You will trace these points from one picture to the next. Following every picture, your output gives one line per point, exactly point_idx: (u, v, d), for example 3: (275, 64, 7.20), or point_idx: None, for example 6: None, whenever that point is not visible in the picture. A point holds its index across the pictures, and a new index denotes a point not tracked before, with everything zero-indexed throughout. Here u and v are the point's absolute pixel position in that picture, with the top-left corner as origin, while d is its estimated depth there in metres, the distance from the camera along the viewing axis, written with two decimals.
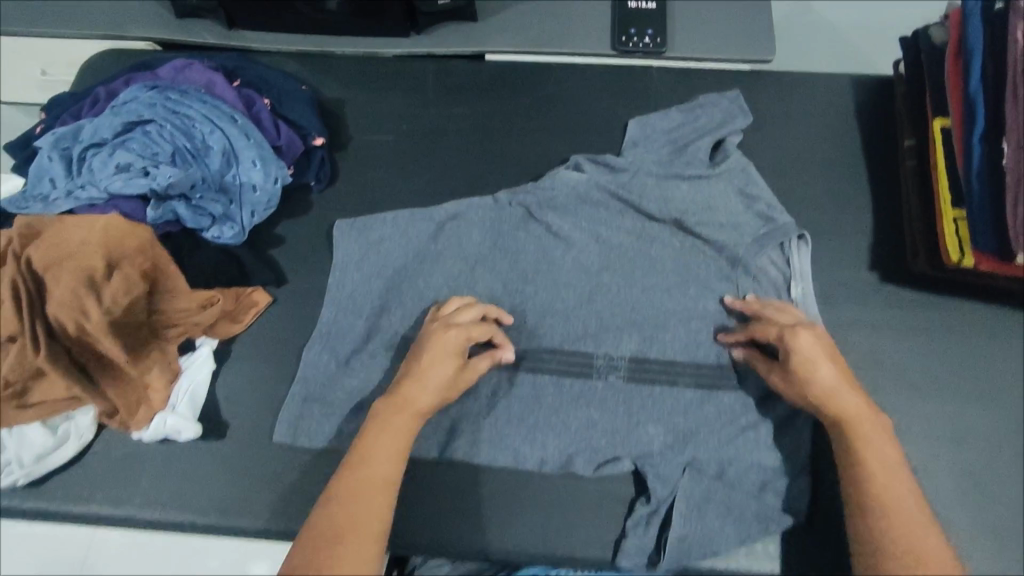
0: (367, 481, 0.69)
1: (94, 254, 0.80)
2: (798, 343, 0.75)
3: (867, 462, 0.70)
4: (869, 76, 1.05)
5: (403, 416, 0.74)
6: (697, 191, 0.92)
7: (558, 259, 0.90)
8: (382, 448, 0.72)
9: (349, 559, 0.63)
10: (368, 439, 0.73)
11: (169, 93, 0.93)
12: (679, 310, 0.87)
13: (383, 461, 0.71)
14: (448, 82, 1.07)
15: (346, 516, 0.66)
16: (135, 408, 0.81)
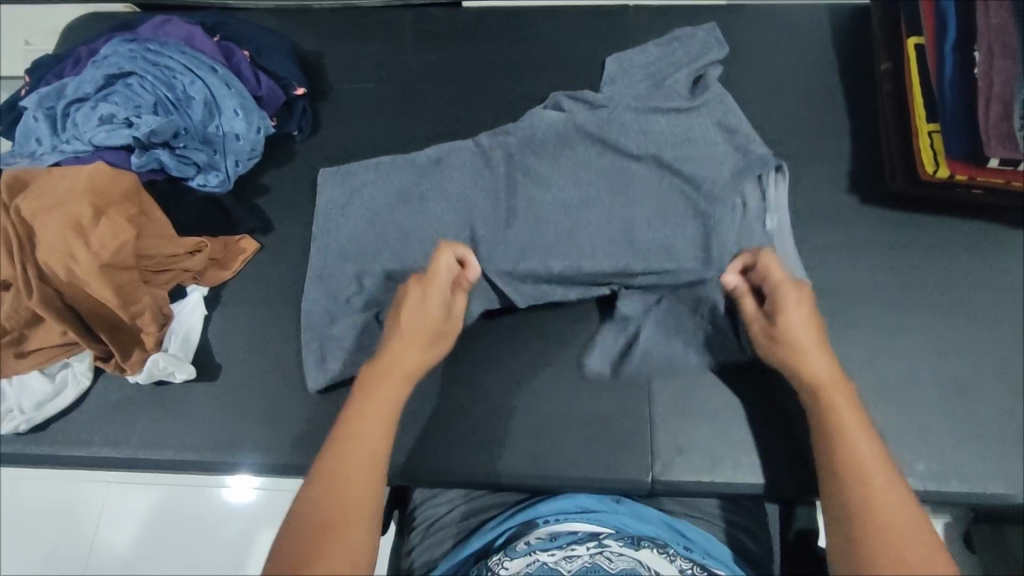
0: (355, 456, 0.66)
1: (80, 200, 0.81)
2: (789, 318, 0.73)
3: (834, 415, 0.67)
4: (844, 5, 1.05)
5: (390, 383, 0.72)
6: (675, 126, 0.91)
7: (536, 199, 0.89)
8: (371, 418, 0.69)
9: (343, 541, 0.61)
10: (357, 410, 0.70)
11: (149, 47, 0.95)
12: (657, 246, 0.85)
13: (371, 433, 0.68)
14: (426, 30, 1.07)
15: (339, 495, 0.63)
16: (129, 351, 0.83)
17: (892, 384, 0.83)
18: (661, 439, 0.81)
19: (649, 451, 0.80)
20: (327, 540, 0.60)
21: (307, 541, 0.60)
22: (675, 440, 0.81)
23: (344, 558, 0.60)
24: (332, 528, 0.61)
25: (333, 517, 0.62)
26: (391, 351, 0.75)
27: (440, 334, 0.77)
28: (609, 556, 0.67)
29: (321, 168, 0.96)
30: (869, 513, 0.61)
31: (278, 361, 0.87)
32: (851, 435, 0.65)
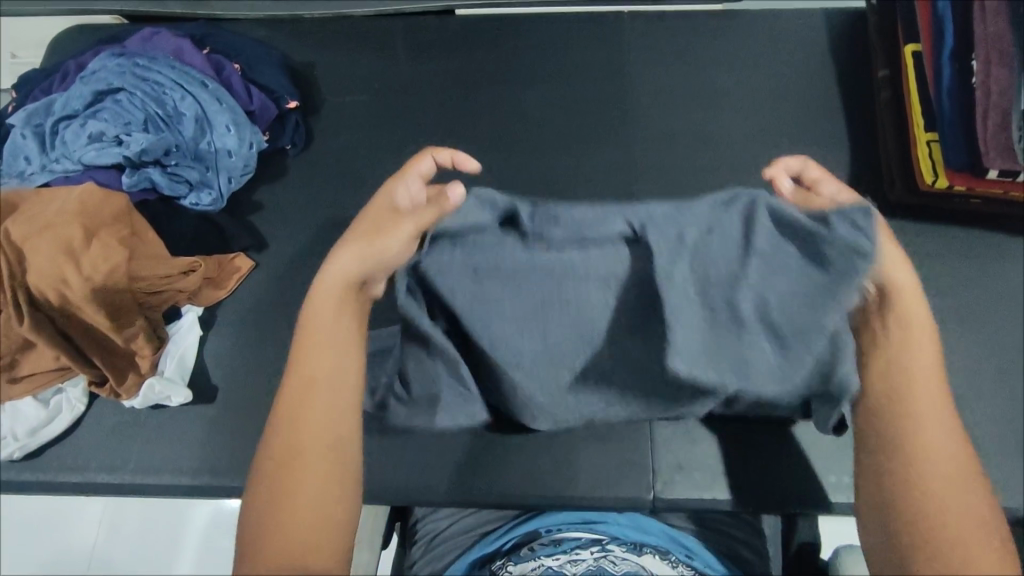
0: (308, 382, 0.65)
1: (71, 222, 0.79)
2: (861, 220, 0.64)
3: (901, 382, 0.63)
4: (840, 10, 1.04)
5: (325, 294, 0.68)
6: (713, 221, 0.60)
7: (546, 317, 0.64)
8: (315, 342, 0.67)
9: (308, 475, 0.61)
10: (303, 336, 0.68)
11: (137, 61, 0.93)
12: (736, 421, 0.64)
13: (317, 360, 0.66)
14: (418, 39, 1.06)
15: (297, 430, 0.63)
16: (124, 375, 0.82)
17: None
18: (661, 455, 0.81)
19: (648, 469, 0.80)
20: (293, 476, 0.61)
21: (272, 484, 0.61)
22: (675, 457, 0.80)
23: (308, 495, 0.60)
24: (292, 463, 0.61)
25: (295, 453, 0.62)
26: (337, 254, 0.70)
27: (393, 229, 0.68)
28: (613, 560, 0.75)
29: None
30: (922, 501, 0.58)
31: (274, 382, 0.85)
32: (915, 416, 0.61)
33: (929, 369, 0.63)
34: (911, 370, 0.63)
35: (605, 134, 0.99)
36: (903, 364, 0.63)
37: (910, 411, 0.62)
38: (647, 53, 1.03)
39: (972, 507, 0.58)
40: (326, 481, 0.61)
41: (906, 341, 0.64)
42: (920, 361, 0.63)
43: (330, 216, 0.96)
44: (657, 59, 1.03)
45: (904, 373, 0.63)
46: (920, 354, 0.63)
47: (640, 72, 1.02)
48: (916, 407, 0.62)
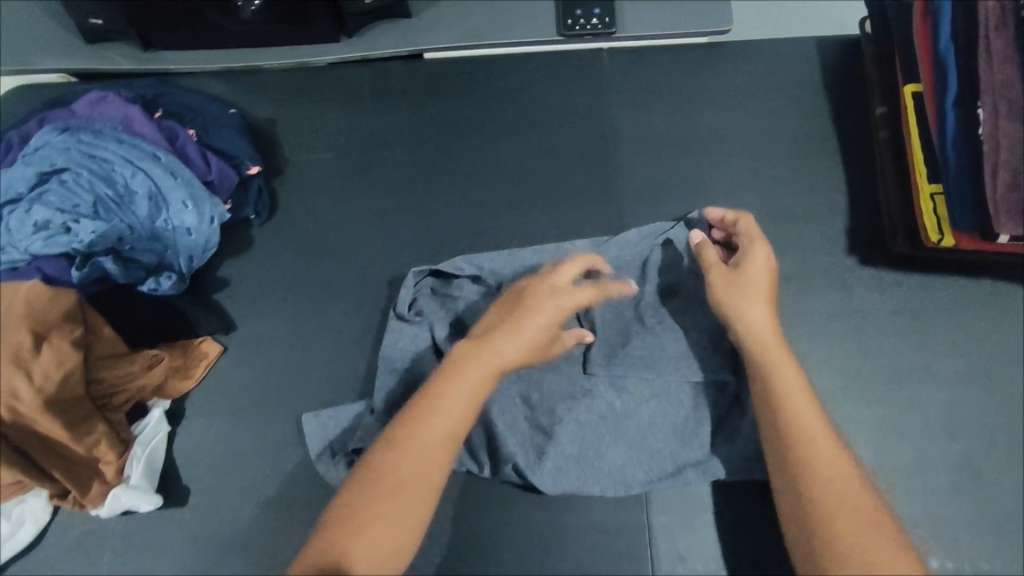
0: (430, 436, 0.63)
1: (18, 328, 0.75)
2: (753, 252, 0.74)
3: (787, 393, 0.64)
4: (833, 39, 0.98)
5: (486, 370, 0.67)
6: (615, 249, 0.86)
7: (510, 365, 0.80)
8: (458, 396, 0.65)
9: (391, 523, 0.60)
10: (449, 383, 0.66)
11: (82, 135, 0.86)
12: (665, 440, 0.77)
13: (447, 415, 0.65)
14: (385, 87, 0.99)
15: (395, 473, 0.62)
16: (88, 485, 0.77)
17: (903, 467, 0.79)
18: (661, 548, 0.76)
19: (647, 561, 0.76)
20: (370, 518, 0.60)
21: (347, 516, 0.60)
22: (674, 545, 0.76)
23: (380, 547, 0.59)
24: (377, 504, 0.60)
25: (388, 496, 0.61)
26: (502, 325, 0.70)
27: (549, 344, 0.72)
28: None
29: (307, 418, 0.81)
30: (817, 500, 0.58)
31: (251, 479, 0.82)
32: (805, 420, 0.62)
33: (796, 379, 0.65)
34: (781, 380, 0.65)
35: (589, 187, 0.93)
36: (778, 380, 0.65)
37: (796, 425, 0.62)
38: (630, 95, 0.97)
39: (868, 506, 0.57)
40: (402, 535, 0.60)
41: (774, 358, 0.66)
42: (788, 372, 0.65)
43: (299, 290, 0.90)
44: (641, 100, 0.96)
45: (779, 386, 0.64)
46: (784, 369, 0.65)
47: (623, 115, 0.96)
48: (798, 418, 0.62)
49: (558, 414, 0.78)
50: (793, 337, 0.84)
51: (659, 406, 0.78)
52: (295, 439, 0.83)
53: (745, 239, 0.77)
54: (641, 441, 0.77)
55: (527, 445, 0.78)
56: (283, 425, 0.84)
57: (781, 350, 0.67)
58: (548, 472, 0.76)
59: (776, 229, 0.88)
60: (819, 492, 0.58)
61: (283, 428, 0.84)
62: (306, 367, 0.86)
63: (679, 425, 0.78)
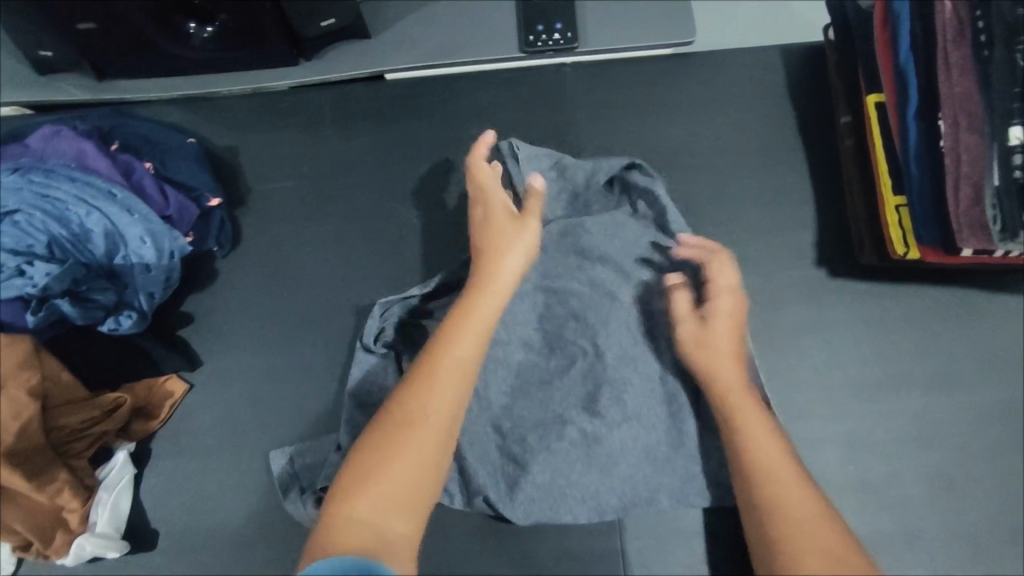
0: (432, 372, 0.63)
1: None
2: (722, 293, 0.75)
3: (742, 425, 0.68)
4: (798, 47, 0.97)
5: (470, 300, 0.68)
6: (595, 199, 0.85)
7: (480, 394, 0.79)
8: (455, 338, 0.65)
9: (402, 461, 0.58)
10: (452, 324, 0.67)
11: (33, 174, 0.83)
12: (638, 466, 0.76)
13: (446, 351, 0.64)
14: (347, 110, 0.98)
15: (401, 413, 0.61)
16: (51, 535, 0.75)
17: (877, 482, 0.79)
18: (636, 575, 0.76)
19: None
20: (382, 459, 0.58)
21: (356, 464, 0.58)
22: (649, 569, 0.76)
23: (397, 484, 0.57)
24: (385, 447, 0.59)
25: (399, 431, 0.60)
26: (489, 263, 0.72)
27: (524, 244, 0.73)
28: None
29: (271, 455, 0.80)
30: (777, 519, 0.61)
31: (221, 518, 0.80)
32: (759, 445, 0.66)
33: (763, 426, 0.67)
34: (743, 427, 0.67)
35: None
36: (740, 426, 0.68)
37: (755, 457, 0.65)
38: (594, 110, 0.95)
39: (823, 526, 0.59)
40: (412, 475, 0.58)
41: (739, 407, 0.69)
42: (755, 419, 0.68)
43: (265, 323, 0.88)
44: (607, 116, 0.95)
45: (741, 432, 0.67)
46: (749, 416, 0.68)
47: (588, 132, 0.95)
48: (753, 445, 0.66)
49: (530, 443, 0.77)
50: (765, 353, 0.83)
51: (629, 432, 0.76)
52: (265, 477, 0.82)
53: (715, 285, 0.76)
54: (613, 467, 0.76)
55: (500, 475, 0.77)
56: (252, 463, 0.82)
57: (750, 400, 0.69)
58: (519, 504, 0.75)
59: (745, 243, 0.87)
60: (773, 528, 0.60)
61: (252, 464, 0.82)
62: (274, 401, 0.85)
63: (652, 450, 0.77)
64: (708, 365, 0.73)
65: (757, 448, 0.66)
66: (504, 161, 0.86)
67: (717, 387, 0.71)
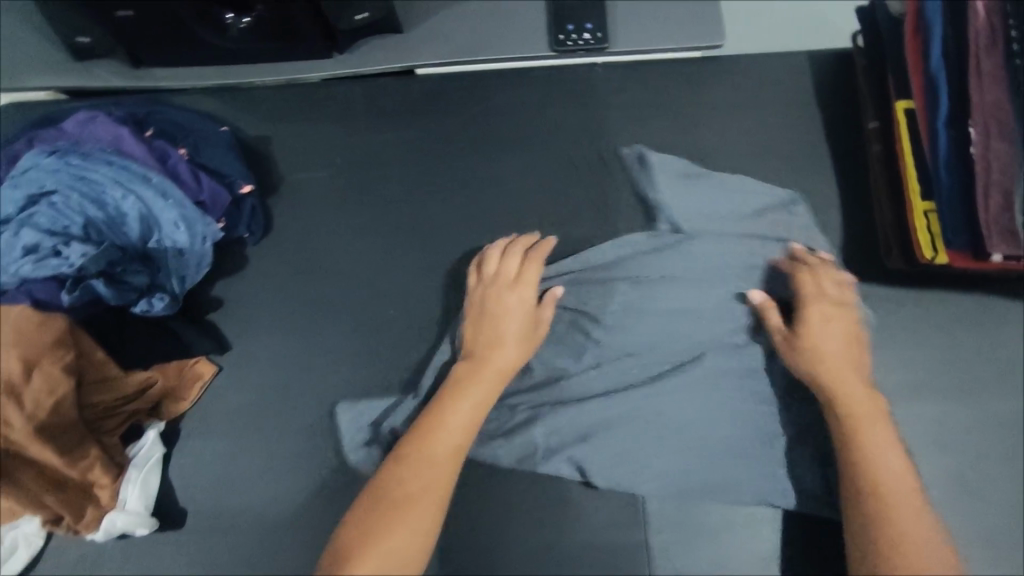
0: (436, 448, 0.70)
1: (9, 355, 0.75)
2: (815, 307, 0.77)
3: (861, 433, 0.70)
4: (826, 53, 0.98)
5: (479, 382, 0.75)
6: (731, 201, 0.88)
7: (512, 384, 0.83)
8: (458, 418, 0.73)
9: (415, 520, 0.65)
10: (454, 395, 0.74)
11: (71, 157, 0.85)
12: (670, 463, 0.76)
13: (451, 429, 0.72)
14: (379, 104, 0.99)
15: (409, 480, 0.68)
16: (82, 510, 0.77)
17: None
18: (658, 568, 0.76)
19: None
20: (381, 528, 0.64)
21: (369, 520, 0.64)
22: (670, 562, 0.76)
23: (412, 541, 0.64)
24: (392, 512, 0.65)
25: (402, 500, 0.66)
26: (492, 345, 0.78)
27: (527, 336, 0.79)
28: None
29: (341, 408, 0.84)
30: (891, 527, 0.64)
31: (247, 499, 0.82)
32: (876, 452, 0.69)
33: (882, 436, 0.70)
34: (865, 441, 0.69)
35: (586, 203, 0.92)
36: (859, 440, 0.70)
37: (872, 463, 0.68)
38: (624, 110, 0.96)
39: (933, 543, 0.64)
40: (412, 543, 0.64)
41: (864, 421, 0.71)
42: (876, 434, 0.70)
43: (294, 309, 0.90)
44: (637, 115, 0.96)
45: (861, 446, 0.69)
46: (870, 432, 0.70)
47: (618, 130, 0.95)
48: (871, 452, 0.69)
49: (562, 432, 0.77)
50: None
51: (666, 425, 0.77)
52: (292, 461, 0.83)
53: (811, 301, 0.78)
54: (647, 458, 0.76)
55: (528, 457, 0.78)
56: (279, 447, 0.83)
57: (875, 410, 0.72)
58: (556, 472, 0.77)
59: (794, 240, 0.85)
60: (890, 545, 0.63)
61: (279, 448, 0.83)
62: (303, 386, 0.86)
63: (691, 444, 0.76)
64: (826, 373, 0.74)
65: (879, 457, 0.69)
66: (630, 160, 0.93)
67: (839, 398, 0.72)
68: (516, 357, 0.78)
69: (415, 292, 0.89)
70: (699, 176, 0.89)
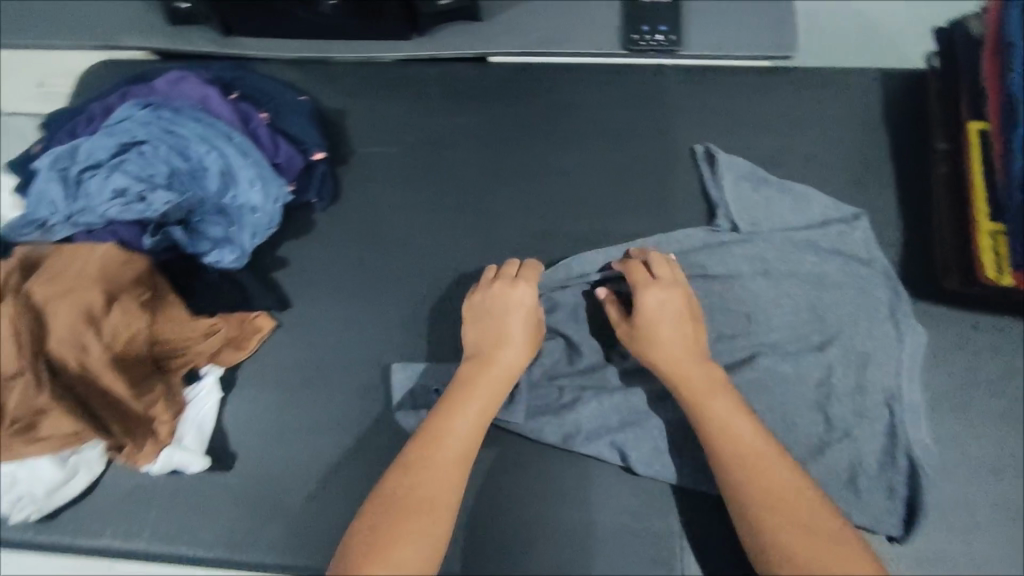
0: (446, 453, 0.72)
1: (91, 287, 0.80)
2: (645, 295, 0.79)
3: (709, 414, 0.72)
4: (898, 72, 0.98)
5: (484, 386, 0.77)
6: (799, 212, 0.89)
7: (562, 364, 0.85)
8: (467, 422, 0.75)
9: (424, 529, 0.67)
10: (461, 400, 0.76)
11: (164, 111, 0.89)
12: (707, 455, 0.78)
13: (459, 434, 0.74)
14: (451, 87, 1.02)
15: (423, 487, 0.70)
16: (143, 443, 0.81)
17: (942, 504, 0.78)
18: (692, 560, 0.76)
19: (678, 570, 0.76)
20: (395, 537, 0.66)
21: (385, 529, 0.66)
22: (706, 556, 0.76)
23: (430, 546, 0.67)
24: (404, 522, 0.67)
25: (415, 510, 0.68)
26: (497, 347, 0.79)
27: (530, 336, 0.81)
28: None
29: (395, 366, 0.86)
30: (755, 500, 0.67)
31: (294, 450, 0.85)
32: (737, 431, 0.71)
33: (735, 416, 0.72)
34: (720, 432, 0.71)
35: (645, 198, 0.94)
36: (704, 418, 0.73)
37: (732, 441, 0.71)
38: (690, 112, 0.98)
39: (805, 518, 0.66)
40: (427, 553, 0.67)
41: (704, 403, 0.73)
42: (732, 419, 0.72)
43: (354, 274, 0.93)
44: (704, 118, 0.97)
45: (714, 436, 0.72)
46: (721, 418, 0.72)
47: (683, 131, 0.97)
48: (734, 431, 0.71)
49: (605, 412, 0.81)
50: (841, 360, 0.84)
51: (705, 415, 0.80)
52: (340, 418, 0.86)
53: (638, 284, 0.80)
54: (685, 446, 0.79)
55: (572, 434, 0.80)
56: (329, 403, 0.86)
57: (721, 393, 0.74)
58: (598, 451, 0.79)
59: (845, 251, 0.86)
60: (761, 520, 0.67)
61: (328, 405, 0.86)
62: (357, 348, 0.89)
63: None
64: (667, 357, 0.76)
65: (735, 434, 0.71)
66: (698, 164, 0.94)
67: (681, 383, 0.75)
68: (523, 356, 0.80)
69: (471, 269, 0.92)
70: (770, 183, 0.90)
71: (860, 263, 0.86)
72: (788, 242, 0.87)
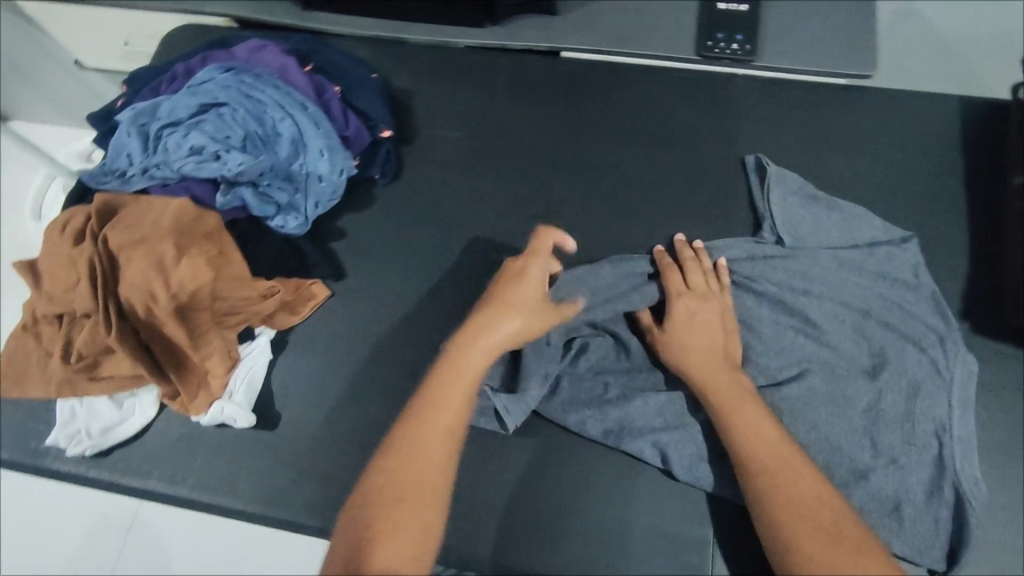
0: (435, 432, 0.71)
1: (164, 238, 0.84)
2: (679, 304, 0.81)
3: (734, 413, 0.73)
4: (980, 102, 0.96)
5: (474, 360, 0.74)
6: (864, 234, 0.87)
7: (607, 362, 0.85)
8: (453, 397, 0.72)
9: (413, 513, 0.66)
10: (449, 375, 0.74)
11: (245, 76, 0.92)
12: None
13: (449, 413, 0.72)
14: (521, 78, 1.03)
15: (417, 470, 0.69)
16: (195, 394, 0.84)
17: (988, 543, 0.76)
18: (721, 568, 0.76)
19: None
20: (386, 520, 0.65)
21: (377, 513, 0.66)
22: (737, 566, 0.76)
23: (416, 528, 0.66)
24: (397, 507, 0.66)
25: (404, 492, 0.67)
26: (492, 320, 0.76)
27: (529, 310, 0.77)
28: None
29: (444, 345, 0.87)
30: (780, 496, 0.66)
31: (337, 416, 0.86)
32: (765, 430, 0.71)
33: (762, 418, 0.72)
34: (747, 430, 0.71)
35: (705, 205, 0.93)
36: (733, 415, 0.73)
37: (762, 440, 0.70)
38: (759, 123, 0.97)
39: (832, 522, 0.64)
40: (418, 538, 0.65)
41: (733, 404, 0.73)
42: (756, 419, 0.72)
43: (410, 252, 0.95)
44: (772, 130, 0.96)
45: (743, 441, 0.71)
46: (750, 418, 0.72)
47: (750, 141, 0.96)
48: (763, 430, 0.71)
49: (650, 415, 0.80)
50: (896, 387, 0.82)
51: None
52: (384, 391, 0.87)
53: (674, 291, 0.82)
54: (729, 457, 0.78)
55: (616, 433, 0.80)
56: (374, 375, 0.88)
57: (749, 396, 0.74)
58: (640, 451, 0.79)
59: (900, 274, 0.85)
60: (783, 519, 0.65)
61: (374, 376, 0.88)
62: (405, 324, 0.90)
63: None
64: (697, 361, 0.77)
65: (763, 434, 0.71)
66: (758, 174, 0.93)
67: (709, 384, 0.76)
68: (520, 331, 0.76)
69: None
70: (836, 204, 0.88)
71: (921, 292, 0.84)
72: (844, 262, 0.86)
